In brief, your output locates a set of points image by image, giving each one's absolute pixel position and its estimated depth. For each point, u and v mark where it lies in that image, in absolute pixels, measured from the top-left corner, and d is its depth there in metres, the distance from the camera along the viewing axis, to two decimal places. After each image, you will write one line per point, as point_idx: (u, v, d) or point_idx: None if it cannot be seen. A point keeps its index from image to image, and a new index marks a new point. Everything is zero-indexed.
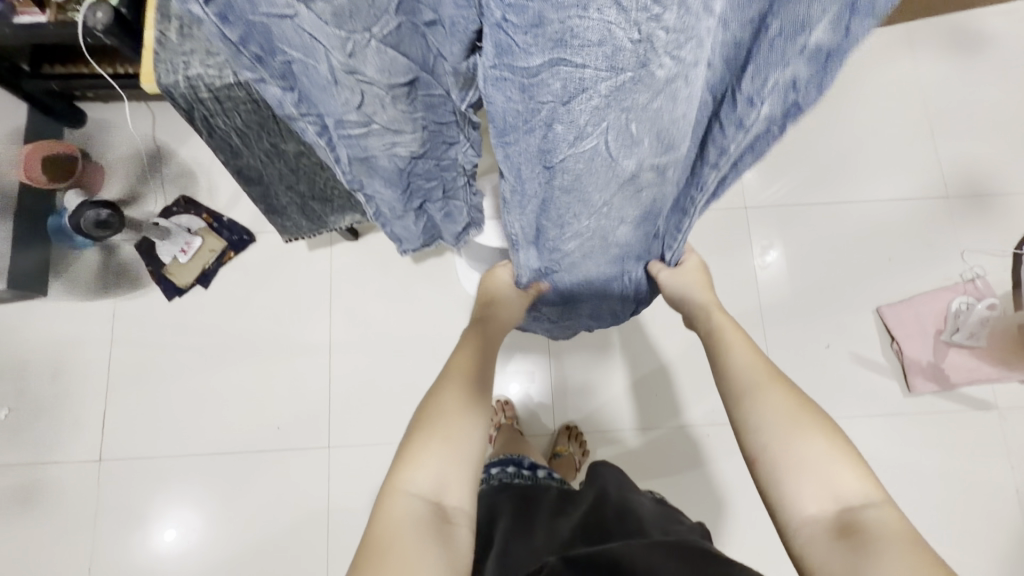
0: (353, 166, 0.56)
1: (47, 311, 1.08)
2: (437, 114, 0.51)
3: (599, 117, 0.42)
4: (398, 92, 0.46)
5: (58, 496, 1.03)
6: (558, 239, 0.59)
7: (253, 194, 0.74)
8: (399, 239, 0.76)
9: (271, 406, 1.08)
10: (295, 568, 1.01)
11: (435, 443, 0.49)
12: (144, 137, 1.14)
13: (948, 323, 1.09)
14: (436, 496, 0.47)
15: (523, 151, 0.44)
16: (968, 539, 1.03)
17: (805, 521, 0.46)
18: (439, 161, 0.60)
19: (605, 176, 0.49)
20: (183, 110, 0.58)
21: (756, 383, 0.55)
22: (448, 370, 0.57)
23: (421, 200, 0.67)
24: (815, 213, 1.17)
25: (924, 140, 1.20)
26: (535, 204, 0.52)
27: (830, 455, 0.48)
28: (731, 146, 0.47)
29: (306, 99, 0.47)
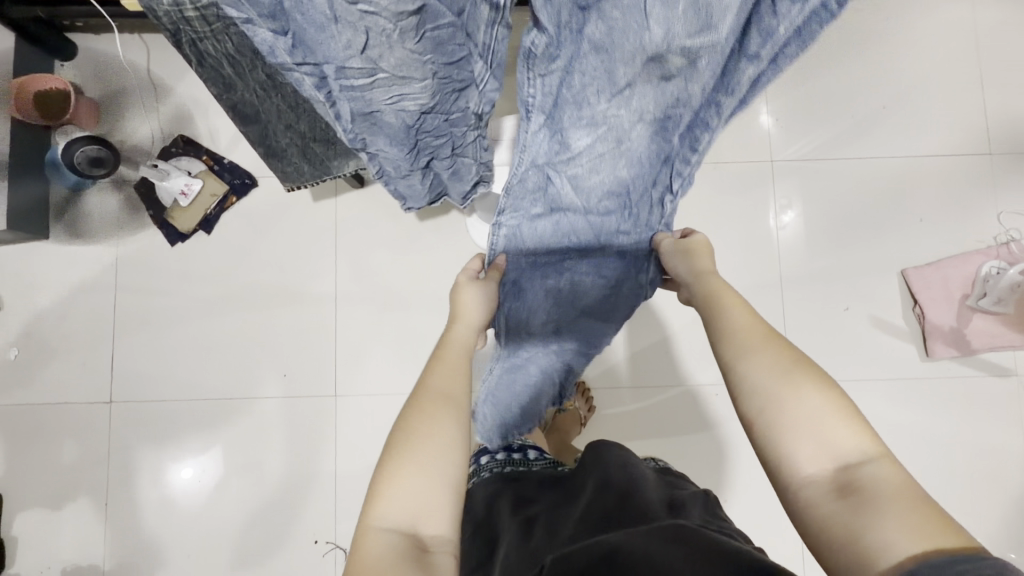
0: (356, 123, 0.57)
1: (49, 253, 1.07)
2: (447, 53, 0.50)
3: None
4: (405, 23, 0.44)
5: (72, 435, 1.05)
6: (572, 125, 0.54)
7: (250, 135, 0.69)
8: (404, 196, 0.75)
9: (278, 353, 1.07)
10: (304, 509, 1.04)
11: (408, 471, 0.48)
12: (138, 72, 1.08)
13: (975, 287, 1.05)
14: (411, 526, 0.46)
15: None
16: (972, 502, 1.03)
17: (805, 481, 0.44)
18: (448, 115, 0.60)
19: (636, 45, 0.46)
20: (169, 32, 0.54)
21: (751, 347, 0.51)
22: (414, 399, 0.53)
23: (429, 158, 0.66)
24: (846, 169, 1.11)
25: (971, 91, 1.11)
26: (559, 59, 0.47)
27: (825, 411, 0.46)
28: (777, 27, 0.46)
29: (302, 44, 0.46)
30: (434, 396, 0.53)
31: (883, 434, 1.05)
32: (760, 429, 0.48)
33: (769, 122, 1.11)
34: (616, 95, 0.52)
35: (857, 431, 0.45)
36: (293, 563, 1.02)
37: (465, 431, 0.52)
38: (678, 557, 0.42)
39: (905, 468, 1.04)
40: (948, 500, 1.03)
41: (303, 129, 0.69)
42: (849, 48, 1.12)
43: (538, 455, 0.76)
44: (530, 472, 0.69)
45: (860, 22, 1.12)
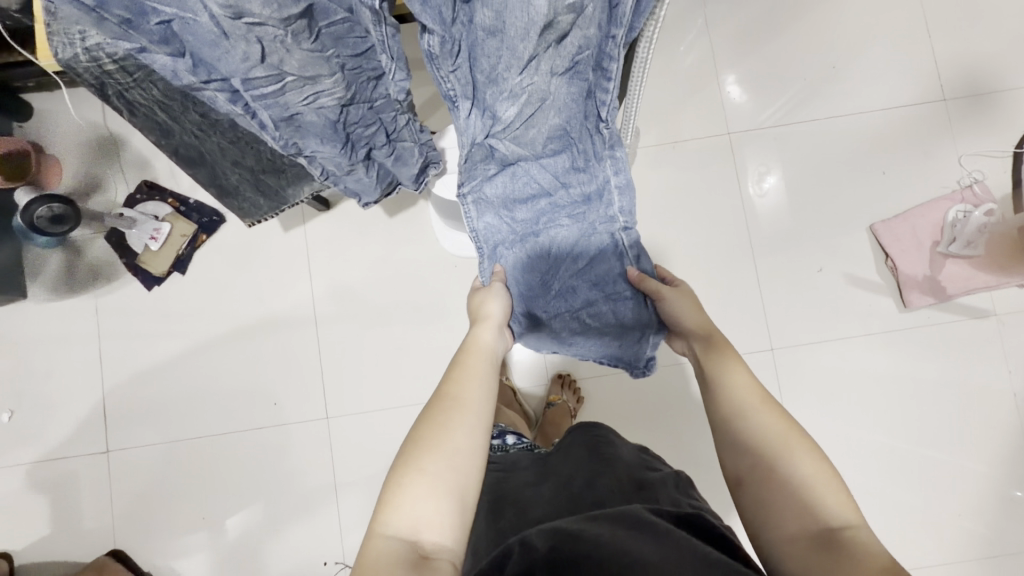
0: (280, 128, 0.58)
1: (29, 313, 1.08)
2: (348, 45, 0.53)
3: None
4: (295, 24, 0.47)
5: (74, 489, 1.06)
6: (497, 101, 0.59)
7: (200, 177, 0.71)
8: (355, 193, 0.74)
9: (266, 384, 1.08)
10: (311, 533, 1.05)
11: (419, 493, 0.47)
12: (94, 124, 1.09)
13: (944, 233, 1.06)
14: (415, 533, 0.46)
15: None
16: (967, 446, 1.03)
17: (787, 542, 0.45)
18: (371, 103, 0.62)
19: (522, 19, 0.49)
20: (94, 86, 0.55)
21: (745, 406, 0.53)
22: (439, 400, 0.54)
23: (366, 149, 0.67)
24: (805, 132, 1.11)
25: (918, 40, 1.11)
26: (463, 51, 0.54)
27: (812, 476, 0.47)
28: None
29: (202, 63, 0.49)
30: (451, 402, 0.54)
31: (871, 390, 1.06)
32: (749, 487, 0.49)
33: (723, 96, 1.12)
34: (526, 66, 0.54)
35: (842, 499, 0.46)
36: None
37: (476, 440, 0.52)
38: (657, 548, 0.41)
39: (895, 420, 1.05)
40: (943, 446, 1.04)
41: (250, 163, 0.71)
42: (793, 13, 1.12)
43: (516, 440, 0.76)
44: (513, 458, 0.68)
45: None
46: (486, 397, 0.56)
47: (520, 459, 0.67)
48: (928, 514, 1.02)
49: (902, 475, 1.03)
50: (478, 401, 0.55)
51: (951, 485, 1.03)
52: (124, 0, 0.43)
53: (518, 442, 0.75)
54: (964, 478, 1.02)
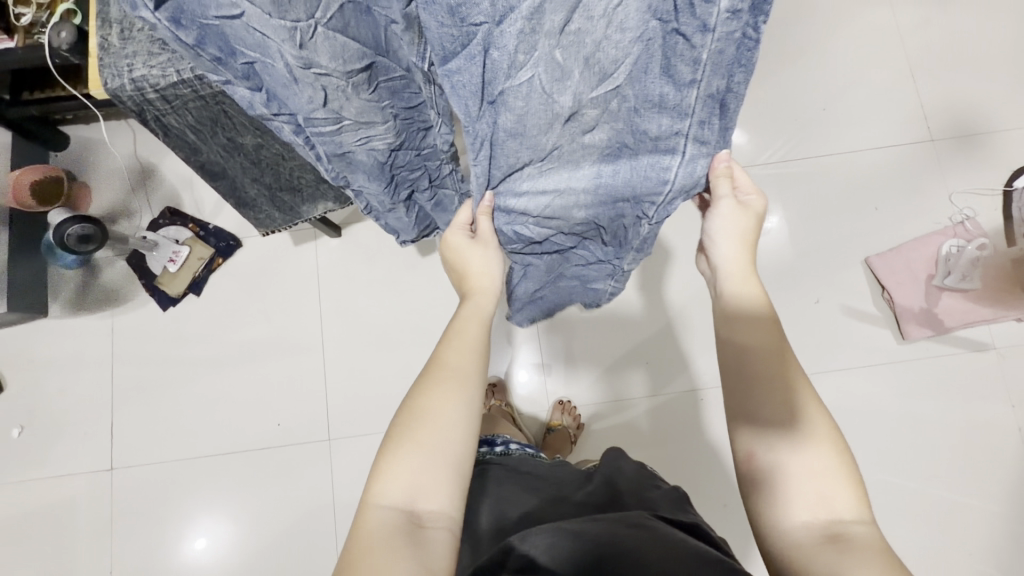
0: (333, 162, 0.61)
1: (48, 331, 1.12)
2: (402, 98, 0.57)
3: (531, 45, 0.40)
4: (357, 77, 0.51)
5: (76, 509, 1.06)
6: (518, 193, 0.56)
7: (220, 189, 0.76)
8: (394, 231, 0.79)
9: (271, 405, 1.10)
10: (308, 559, 1.04)
11: (414, 464, 0.48)
12: (124, 153, 1.16)
13: (939, 266, 1.08)
14: (410, 504, 0.47)
15: (467, 85, 0.42)
16: (974, 482, 1.02)
17: (793, 530, 0.46)
18: (418, 150, 0.65)
19: (546, 122, 0.47)
20: (134, 112, 0.61)
21: (789, 378, 0.51)
22: (432, 372, 0.54)
23: (410, 191, 0.71)
24: (797, 169, 1.16)
25: (904, 87, 1.17)
26: (485, 151, 0.48)
27: (833, 472, 0.47)
28: (703, 57, 0.43)
29: (275, 98, 0.52)
30: (441, 369, 0.54)
31: (873, 423, 1.05)
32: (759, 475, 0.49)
33: None
34: (546, 157, 0.52)
35: (856, 496, 0.46)
36: None
37: (471, 407, 0.52)
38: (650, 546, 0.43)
39: (899, 454, 1.04)
40: (950, 483, 1.02)
41: (268, 181, 0.76)
42: (782, 60, 1.19)
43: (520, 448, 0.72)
44: (520, 458, 0.66)
45: (789, 37, 1.20)
46: (475, 365, 0.55)
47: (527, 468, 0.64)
48: (942, 555, 0.99)
49: (910, 513, 1.01)
50: (470, 371, 0.54)
51: (960, 524, 1.00)
52: (217, 41, 0.45)
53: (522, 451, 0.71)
54: (974, 516, 1.00)
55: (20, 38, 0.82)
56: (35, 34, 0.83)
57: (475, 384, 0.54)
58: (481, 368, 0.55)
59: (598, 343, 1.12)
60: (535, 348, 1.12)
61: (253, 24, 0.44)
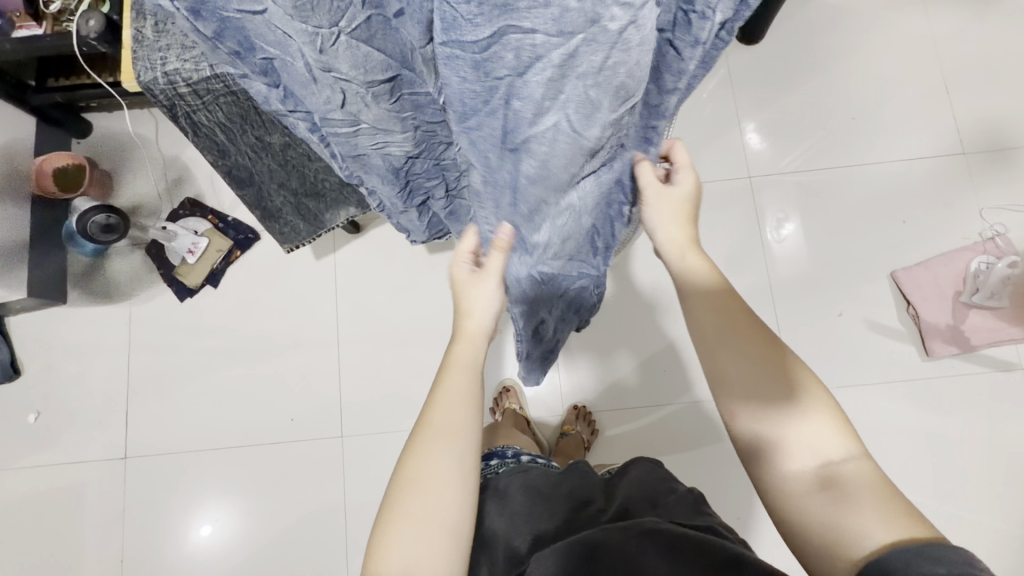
0: (348, 161, 0.58)
1: (66, 318, 1.12)
2: (426, 114, 0.51)
3: (557, 90, 0.36)
4: (378, 87, 0.46)
5: (89, 496, 1.07)
6: (538, 226, 0.51)
7: (246, 197, 0.75)
8: (406, 231, 0.77)
9: (284, 399, 1.10)
10: (317, 553, 1.04)
11: (407, 530, 0.47)
12: (146, 142, 1.16)
13: (967, 283, 1.06)
14: (408, 573, 0.46)
15: (487, 136, 0.40)
16: (997, 504, 1.00)
17: (788, 480, 0.46)
18: (438, 161, 0.60)
19: (572, 155, 0.42)
20: (166, 107, 0.61)
21: (743, 333, 0.51)
22: (419, 433, 0.52)
23: (423, 198, 0.68)
24: (824, 179, 1.14)
25: (937, 97, 1.15)
26: (507, 196, 0.47)
27: (812, 419, 0.47)
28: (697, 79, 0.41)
29: (293, 96, 0.48)
30: (427, 428, 0.52)
31: (894, 440, 1.03)
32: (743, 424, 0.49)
33: (744, 143, 1.15)
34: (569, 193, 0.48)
35: (840, 432, 0.47)
36: None
37: (464, 463, 0.51)
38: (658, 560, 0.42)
39: (919, 473, 1.02)
40: (971, 504, 1.00)
41: (294, 186, 0.75)
42: (814, 67, 1.17)
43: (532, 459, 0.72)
44: (534, 471, 0.63)
45: (821, 43, 1.18)
46: (465, 416, 0.53)
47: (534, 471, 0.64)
48: None
49: None
50: (461, 429, 0.52)
51: (981, 548, 0.98)
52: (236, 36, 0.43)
53: (534, 461, 0.71)
54: (996, 539, 0.98)
55: (47, 25, 0.81)
56: (64, 22, 0.82)
57: (461, 432, 0.52)
58: (474, 426, 0.53)
59: (615, 349, 1.10)
60: None
61: (275, 22, 0.39)
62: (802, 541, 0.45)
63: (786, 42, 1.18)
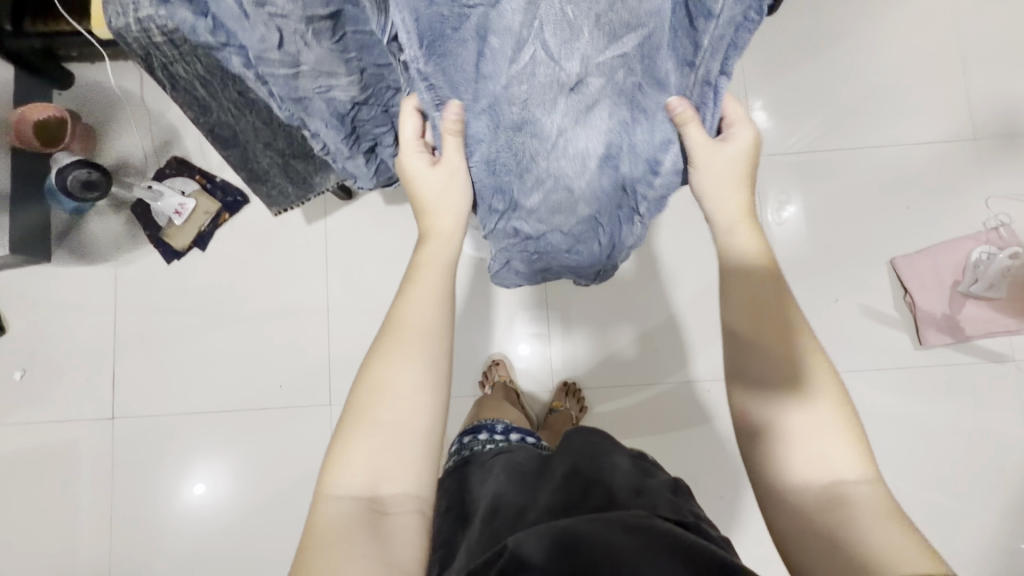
0: (287, 104, 0.53)
1: (51, 276, 1.10)
2: (372, 54, 0.52)
3: (530, 15, 0.43)
4: (319, 23, 0.48)
5: (77, 453, 1.07)
6: (518, 178, 0.53)
7: (231, 157, 0.73)
8: (351, 177, 0.64)
9: (273, 366, 1.09)
10: (304, 516, 1.05)
11: (371, 442, 0.45)
12: (131, 96, 1.11)
13: (967, 273, 1.05)
14: (369, 490, 0.45)
15: (463, 47, 0.45)
16: (976, 491, 1.01)
17: (797, 486, 0.45)
18: (387, 108, 0.59)
19: (548, 84, 0.47)
20: (141, 58, 0.58)
21: (786, 326, 0.49)
22: (389, 332, 0.50)
23: (371, 143, 0.61)
24: (830, 161, 1.11)
25: (951, 79, 1.11)
26: (496, 130, 0.50)
27: (835, 428, 0.46)
28: (705, 40, 0.47)
29: (222, 26, 0.47)
30: (399, 329, 0.49)
31: (880, 426, 1.04)
32: (764, 427, 0.47)
33: None
34: (553, 140, 0.51)
35: (860, 452, 0.45)
36: None
37: (438, 370, 0.49)
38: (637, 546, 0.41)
39: (902, 459, 1.03)
40: (949, 489, 1.02)
41: (280, 146, 0.72)
42: (827, 42, 1.12)
43: (521, 438, 0.72)
44: (516, 451, 0.66)
45: (837, 16, 1.13)
46: (438, 321, 0.50)
47: (520, 453, 0.65)
48: None
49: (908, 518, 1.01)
50: (430, 329, 0.50)
51: (955, 531, 1.00)
52: None
53: (523, 442, 0.71)
54: (971, 525, 1.00)
55: None
56: None
57: (435, 336, 0.50)
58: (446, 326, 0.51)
59: (608, 327, 1.09)
60: (544, 330, 1.10)
61: None
62: (802, 557, 0.42)
63: (801, 15, 1.13)
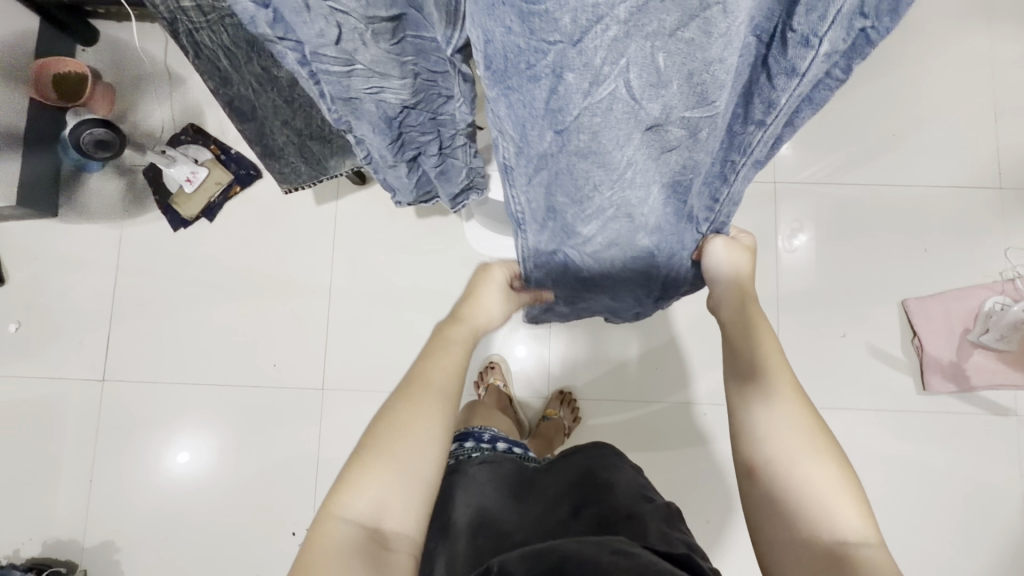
0: (337, 105, 0.49)
1: (54, 232, 1.09)
2: (428, 60, 0.46)
3: (618, 53, 0.34)
4: (379, 26, 0.41)
5: (63, 411, 1.06)
6: (582, 207, 0.51)
7: (246, 131, 0.71)
8: (392, 189, 0.67)
9: (269, 344, 1.08)
10: (285, 497, 1.04)
11: (383, 478, 0.44)
12: (153, 59, 1.10)
13: (978, 322, 1.03)
14: (375, 520, 0.43)
15: (527, 103, 0.38)
16: (966, 542, 1.00)
17: (796, 543, 0.41)
18: (434, 114, 0.55)
19: (625, 131, 0.41)
20: (166, 21, 0.56)
21: (782, 388, 0.48)
22: (412, 378, 0.49)
23: (415, 152, 0.60)
24: (852, 194, 1.09)
25: (983, 123, 1.09)
26: (546, 175, 0.46)
27: (835, 484, 0.43)
28: (781, 98, 0.41)
29: (282, 20, 0.40)
30: (422, 382, 0.49)
31: (875, 466, 1.03)
32: (761, 479, 0.45)
33: None
34: (619, 178, 0.47)
35: (861, 510, 0.42)
36: (271, 552, 1.02)
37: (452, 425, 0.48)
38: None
39: (894, 503, 1.01)
40: (939, 538, 1.00)
41: (298, 126, 0.71)
42: (861, 73, 1.11)
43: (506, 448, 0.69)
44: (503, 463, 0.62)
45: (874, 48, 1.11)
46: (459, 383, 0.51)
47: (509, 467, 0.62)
48: None
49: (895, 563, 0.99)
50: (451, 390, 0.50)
51: None
52: None
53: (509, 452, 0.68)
54: None
55: None
56: None
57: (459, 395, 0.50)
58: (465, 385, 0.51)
59: (609, 340, 1.08)
60: (542, 336, 1.09)
61: None
62: None
63: None
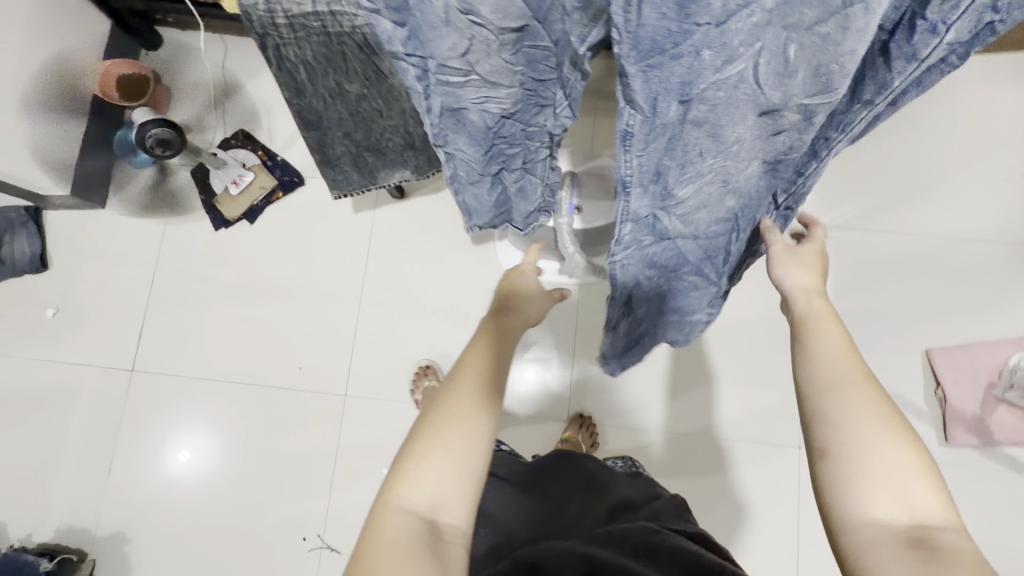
0: (442, 118, 0.48)
1: (100, 223, 1.13)
2: (537, 69, 0.45)
3: (756, 37, 0.35)
4: (506, 37, 0.41)
5: (90, 398, 1.08)
6: (681, 188, 0.49)
7: (309, 141, 0.74)
8: (467, 211, 0.62)
9: (297, 347, 1.10)
10: (299, 501, 1.04)
11: (438, 468, 0.45)
12: (213, 66, 1.16)
13: (1002, 377, 1.03)
14: (432, 513, 0.44)
15: (663, 83, 0.37)
16: None
17: (871, 526, 0.41)
18: (527, 127, 0.51)
19: (742, 111, 0.42)
20: (258, 34, 0.58)
21: (851, 375, 0.48)
22: (460, 370, 0.51)
23: (501, 166, 0.56)
24: (880, 241, 1.11)
25: (1012, 182, 1.11)
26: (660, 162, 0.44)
27: (912, 468, 0.43)
28: (895, 81, 0.41)
29: (416, 35, 0.40)
30: (468, 373, 0.51)
31: None
32: (834, 460, 0.44)
33: None
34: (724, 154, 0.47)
35: (937, 494, 0.42)
36: (281, 556, 1.02)
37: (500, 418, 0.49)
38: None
39: None
40: None
41: (358, 139, 0.75)
42: (894, 126, 1.14)
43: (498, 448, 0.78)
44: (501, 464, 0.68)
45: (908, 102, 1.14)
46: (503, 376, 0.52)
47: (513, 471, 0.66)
48: None
49: None
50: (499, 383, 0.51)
51: None
52: None
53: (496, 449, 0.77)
54: None
55: None
56: None
57: (503, 383, 0.51)
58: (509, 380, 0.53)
59: (632, 368, 1.09)
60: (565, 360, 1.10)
61: None
62: None
63: None
